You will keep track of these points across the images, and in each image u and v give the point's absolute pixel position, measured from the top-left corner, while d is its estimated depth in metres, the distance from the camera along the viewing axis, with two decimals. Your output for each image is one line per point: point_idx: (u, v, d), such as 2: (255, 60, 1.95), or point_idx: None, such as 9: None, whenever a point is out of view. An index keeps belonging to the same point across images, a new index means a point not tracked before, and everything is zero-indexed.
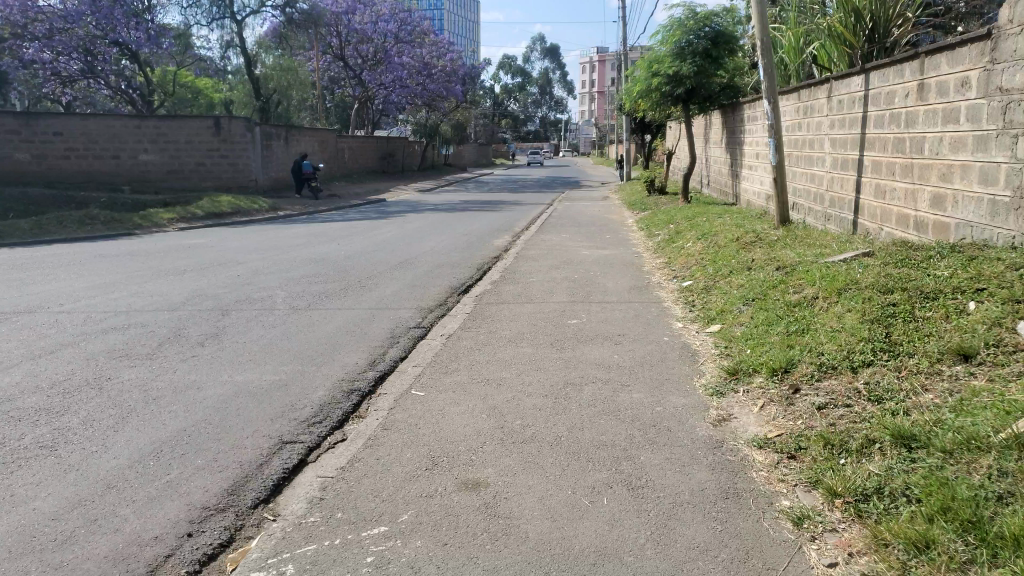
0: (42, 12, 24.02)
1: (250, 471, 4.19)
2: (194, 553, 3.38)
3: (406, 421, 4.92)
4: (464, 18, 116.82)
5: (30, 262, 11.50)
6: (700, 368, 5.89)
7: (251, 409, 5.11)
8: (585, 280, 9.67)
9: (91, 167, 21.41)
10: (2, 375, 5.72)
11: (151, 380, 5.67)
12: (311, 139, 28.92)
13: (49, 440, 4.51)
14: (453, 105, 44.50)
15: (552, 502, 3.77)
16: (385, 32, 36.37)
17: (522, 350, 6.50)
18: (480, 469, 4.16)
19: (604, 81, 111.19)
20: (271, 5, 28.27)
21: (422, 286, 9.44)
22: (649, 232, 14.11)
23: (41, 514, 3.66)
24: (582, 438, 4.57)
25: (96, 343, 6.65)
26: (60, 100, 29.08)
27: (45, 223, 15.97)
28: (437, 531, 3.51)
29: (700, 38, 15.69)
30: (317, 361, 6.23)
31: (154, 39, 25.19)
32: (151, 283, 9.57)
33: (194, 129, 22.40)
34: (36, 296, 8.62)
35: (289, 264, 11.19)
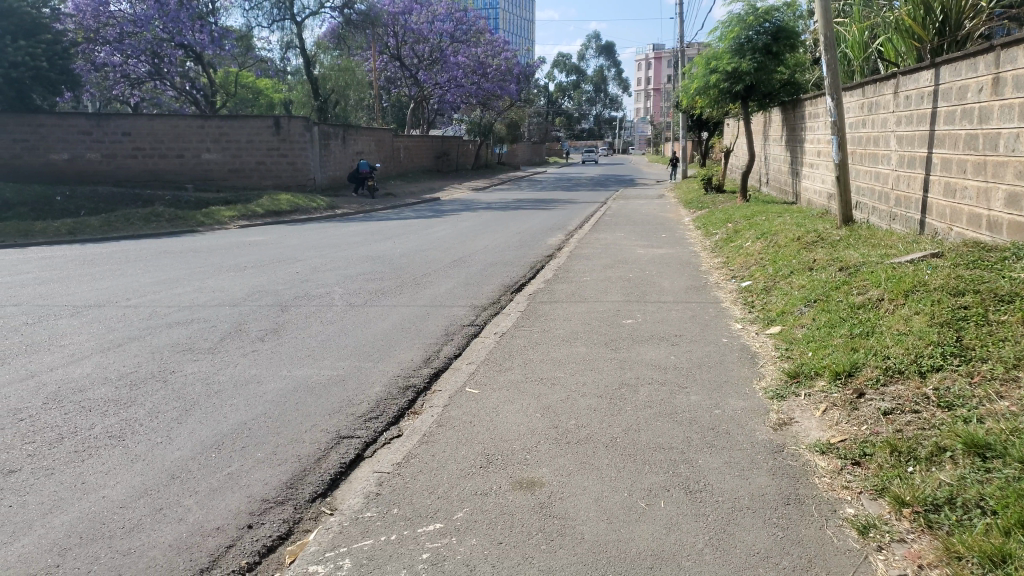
0: (113, 16, 25.09)
1: (308, 465, 4.25)
2: (254, 544, 3.45)
3: (460, 419, 4.93)
4: (520, 19, 117.15)
5: (100, 258, 11.92)
6: (760, 370, 5.77)
7: (310, 404, 5.20)
8: (641, 280, 9.56)
9: (156, 167, 22.11)
10: (74, 366, 5.94)
11: (213, 373, 5.81)
12: (368, 138, 29.31)
13: (118, 431, 4.66)
14: (508, 104, 44.61)
15: (608, 503, 3.73)
16: (441, 32, 36.65)
17: (576, 349, 6.46)
18: (535, 468, 4.14)
19: (659, 79, 109.92)
20: (330, 6, 28.72)
21: (476, 284, 9.44)
22: (707, 232, 13.84)
23: (110, 501, 3.77)
24: (638, 439, 4.51)
25: (162, 336, 6.86)
26: (129, 102, 30.10)
27: (113, 220, 16.54)
28: (493, 529, 3.50)
29: (760, 34, 15.37)
30: (374, 357, 6.30)
31: (218, 40, 25.84)
32: (213, 279, 9.82)
33: (255, 129, 22.86)
34: (107, 291, 8.93)
35: (346, 261, 11.35)
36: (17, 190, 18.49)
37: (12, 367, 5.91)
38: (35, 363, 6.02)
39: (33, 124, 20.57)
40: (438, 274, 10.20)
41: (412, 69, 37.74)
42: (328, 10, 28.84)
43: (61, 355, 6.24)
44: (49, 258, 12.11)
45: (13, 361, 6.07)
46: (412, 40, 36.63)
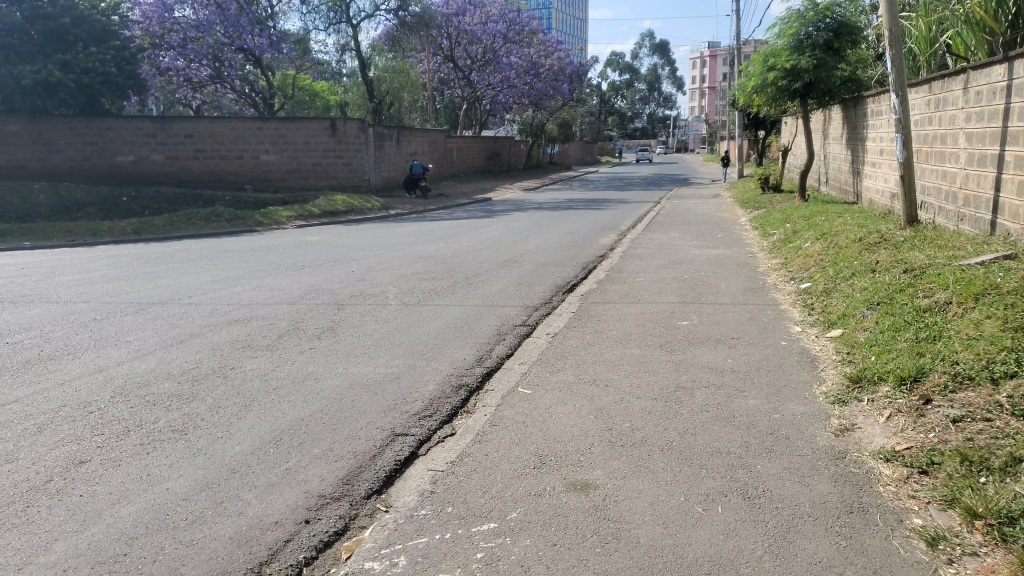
0: (178, 23, 25.80)
1: (363, 462, 4.30)
2: (311, 539, 3.50)
3: (513, 419, 4.92)
4: (573, 20, 116.84)
5: (163, 256, 12.27)
6: (820, 375, 5.63)
7: (366, 401, 5.25)
8: (696, 281, 9.43)
9: (217, 168, 22.69)
10: (139, 362, 6.12)
11: (272, 370, 5.92)
12: (422, 139, 29.59)
13: (181, 425, 4.79)
14: (560, 104, 44.45)
15: (664, 508, 3.68)
16: (495, 32, 36.77)
17: (630, 351, 6.39)
18: (589, 470, 4.11)
19: (714, 77, 108.29)
20: (385, 9, 29.06)
21: (528, 284, 9.44)
22: (764, 232, 13.58)
23: (173, 493, 3.87)
24: (694, 443, 4.43)
25: (221, 334, 7.02)
26: (192, 105, 30.97)
27: (176, 220, 17.03)
28: (547, 531, 3.48)
29: (820, 30, 15.03)
30: (427, 356, 6.34)
31: (276, 44, 26.37)
32: (272, 277, 10.03)
33: (312, 130, 23.26)
34: (169, 289, 9.19)
35: (398, 261, 11.45)
36: (86, 191, 19.17)
37: (82, 361, 6.13)
38: (102, 358, 6.22)
39: (102, 127, 21.31)
40: (490, 274, 10.22)
41: (465, 70, 37.97)
42: (383, 12, 29.19)
43: (128, 350, 6.44)
44: (115, 256, 12.54)
45: (83, 355, 6.29)
46: (466, 41, 36.83)
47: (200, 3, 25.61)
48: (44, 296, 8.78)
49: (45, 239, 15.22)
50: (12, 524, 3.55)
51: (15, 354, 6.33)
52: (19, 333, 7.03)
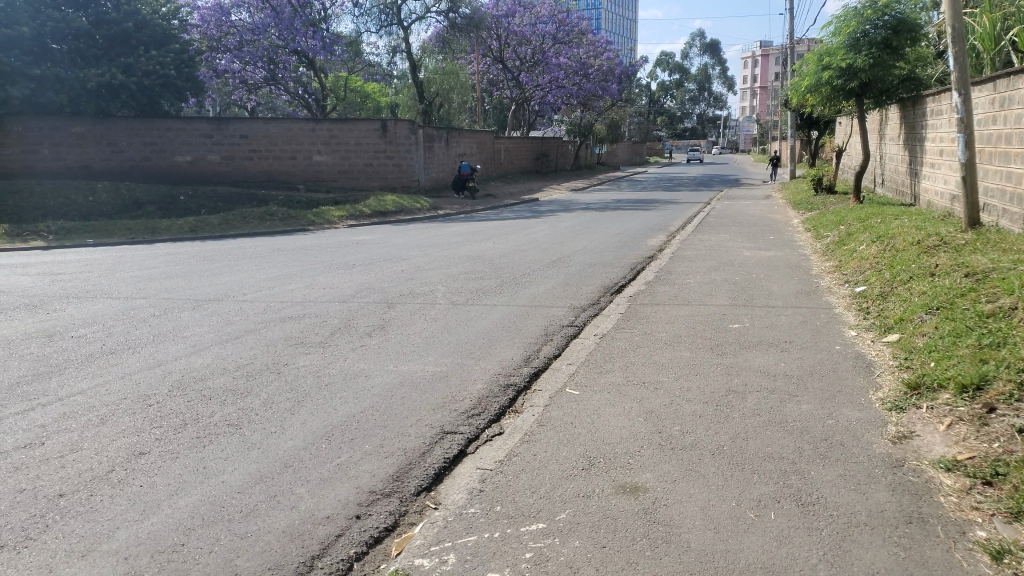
0: (235, 26, 26.66)
1: (413, 458, 4.33)
2: (362, 535, 3.54)
3: (561, 419, 4.92)
4: (622, 20, 116.24)
5: (219, 254, 12.55)
6: (877, 381, 5.49)
7: (415, 398, 5.31)
8: (748, 283, 9.28)
9: (270, 169, 23.14)
10: (196, 357, 6.27)
11: (324, 366, 6.02)
12: (470, 140, 29.74)
13: (236, 419, 4.89)
14: (609, 104, 44.16)
15: (716, 513, 3.63)
16: (544, 33, 36.79)
17: (680, 353, 6.33)
18: (638, 473, 4.08)
19: (766, 77, 106.58)
20: (435, 11, 29.31)
21: (576, 285, 9.43)
22: (818, 233, 13.32)
23: (229, 486, 3.97)
24: (746, 448, 4.37)
25: (274, 330, 7.16)
26: (246, 106, 31.60)
27: (230, 219, 17.44)
28: (595, 532, 3.47)
29: (877, 28, 14.65)
30: (475, 355, 6.36)
31: (329, 46, 26.77)
32: (322, 275, 10.18)
33: (363, 131, 23.56)
34: (225, 286, 9.40)
35: (446, 261, 11.50)
36: (146, 190, 19.71)
37: (142, 356, 6.30)
38: (161, 352, 6.40)
39: (162, 129, 21.92)
40: (537, 275, 10.23)
41: (514, 71, 38.11)
42: (434, 14, 29.42)
43: (185, 346, 6.60)
44: (173, 253, 12.88)
45: (142, 349, 6.47)
46: (514, 42, 36.95)
47: (256, 7, 26.34)
48: (107, 292, 9.07)
49: (108, 237, 15.69)
50: (77, 511, 3.67)
51: (79, 348, 6.54)
52: (82, 327, 7.26)
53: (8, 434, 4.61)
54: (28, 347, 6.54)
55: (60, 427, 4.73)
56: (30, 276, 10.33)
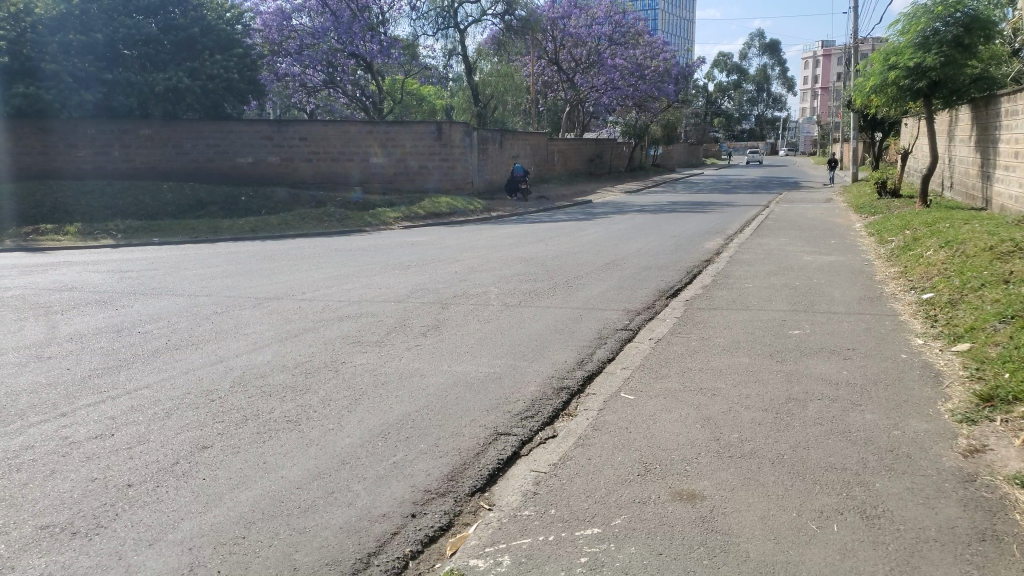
0: (296, 30, 27.21)
1: (468, 459, 4.35)
2: (417, 533, 3.56)
3: (616, 424, 4.86)
4: (680, 20, 114.90)
5: (279, 254, 12.80)
6: (946, 392, 5.29)
7: (469, 399, 5.32)
8: (809, 289, 9.07)
9: (328, 170, 23.47)
10: (256, 354, 6.39)
11: (381, 365, 6.08)
12: (524, 142, 29.77)
13: (295, 415, 4.98)
14: (665, 105, 43.70)
15: (775, 523, 3.55)
16: (600, 35, 36.64)
17: (738, 359, 6.21)
18: (695, 480, 4.01)
19: (827, 78, 104.13)
20: (492, 13, 29.44)
21: (630, 288, 9.35)
22: (882, 238, 12.94)
23: (288, 482, 4.03)
24: (808, 457, 4.26)
25: (334, 329, 7.28)
26: (306, 109, 32.02)
27: (289, 220, 17.78)
28: (652, 539, 3.43)
29: (949, 26, 14.17)
30: (529, 357, 6.36)
31: (386, 50, 27.29)
32: (378, 276, 10.29)
33: (419, 134, 23.82)
34: (284, 285, 9.57)
35: (499, 263, 11.50)
36: (209, 191, 20.20)
37: (205, 352, 6.47)
38: (224, 349, 6.55)
39: (225, 130, 22.38)
40: (591, 277, 10.17)
41: (569, 72, 38.02)
42: (490, 17, 29.55)
43: (245, 343, 6.75)
44: (235, 253, 13.20)
45: (205, 346, 6.65)
46: (570, 44, 36.85)
47: (316, 11, 26.92)
48: (172, 289, 9.35)
49: (173, 236, 16.20)
50: (144, 501, 3.79)
51: (145, 343, 6.75)
52: (149, 323, 7.48)
53: (81, 425, 4.77)
54: (99, 342, 6.77)
55: (129, 419, 4.88)
56: (100, 274, 10.70)
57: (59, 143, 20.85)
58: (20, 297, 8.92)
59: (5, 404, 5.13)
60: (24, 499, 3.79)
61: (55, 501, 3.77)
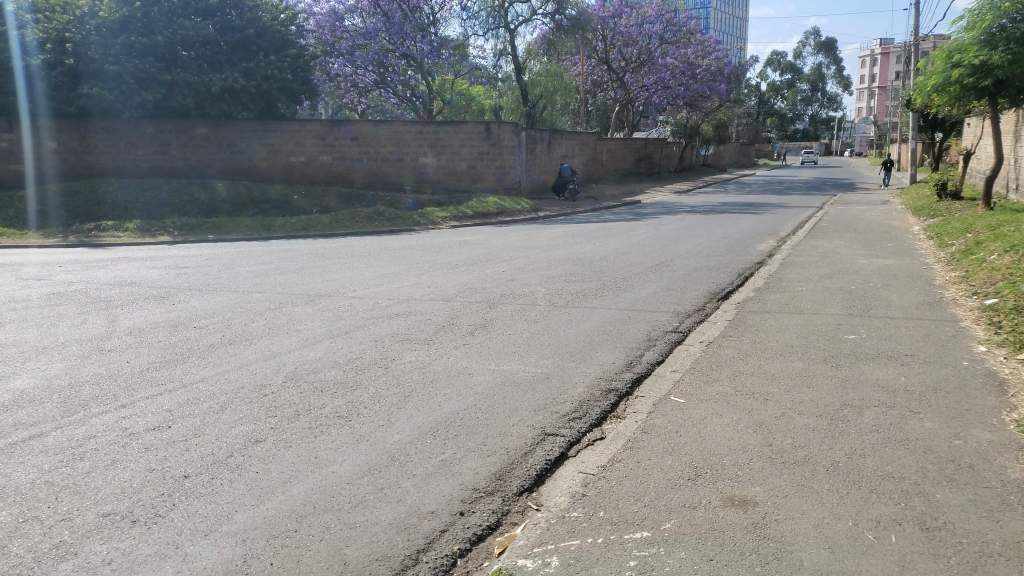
0: (348, 31, 27.68)
1: (516, 458, 4.35)
2: (466, 532, 3.57)
3: (666, 427, 4.80)
4: (732, 18, 113.26)
5: (329, 252, 12.97)
6: (1011, 401, 5.10)
7: (516, 399, 5.32)
8: (865, 293, 8.85)
9: (378, 169, 23.66)
10: (308, 350, 6.50)
11: (429, 363, 6.13)
12: (573, 142, 29.67)
13: (346, 411, 5.05)
14: (716, 105, 43.14)
15: (830, 531, 3.47)
16: (651, 34, 36.36)
17: (791, 363, 6.09)
18: (747, 486, 3.94)
19: (885, 76, 101.52)
20: (542, 13, 29.45)
21: (681, 290, 9.24)
22: (942, 242, 12.58)
23: (338, 477, 4.08)
24: (864, 465, 4.15)
25: (383, 326, 7.36)
26: (356, 110, 32.40)
27: (340, 219, 18.05)
28: (703, 544, 3.38)
29: (1016, 23, 13.73)
30: (576, 358, 6.34)
31: (436, 50, 27.51)
32: (426, 275, 10.36)
33: (468, 134, 23.95)
34: (334, 283, 9.71)
35: (547, 263, 11.47)
36: (262, 189, 20.57)
37: (258, 347, 6.60)
38: (277, 345, 6.68)
39: (278, 130, 22.70)
40: (640, 278, 10.10)
41: (619, 72, 37.79)
42: (540, 16, 29.56)
43: (298, 339, 6.86)
44: (287, 250, 13.42)
45: (259, 342, 6.77)
46: (620, 43, 36.65)
47: (368, 12, 27.30)
48: (227, 286, 9.57)
49: (226, 233, 16.58)
50: (200, 493, 3.88)
51: (201, 338, 6.91)
52: (206, 318, 7.67)
53: (140, 417, 4.91)
54: (156, 336, 6.96)
55: (185, 412, 5.00)
56: (158, 270, 11.01)
57: (120, 142, 21.51)
58: (82, 291, 9.22)
59: (69, 394, 5.32)
60: (87, 487, 3.92)
61: (116, 489, 3.88)
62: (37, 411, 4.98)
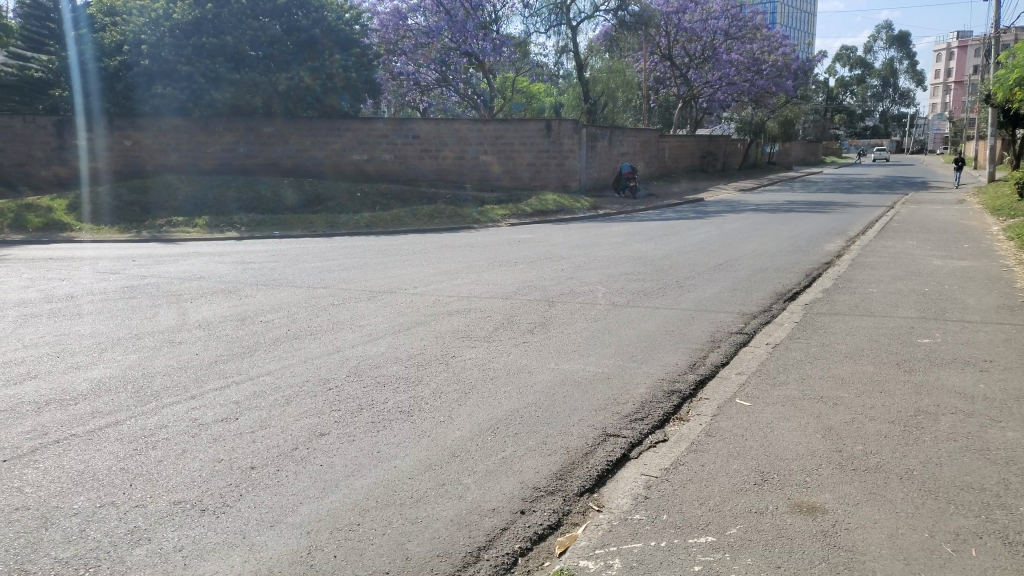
0: (411, 30, 27.97)
1: (577, 458, 4.32)
2: (527, 531, 3.55)
3: (730, 431, 4.70)
4: (798, 13, 110.53)
5: (391, 250, 13.09)
6: None
7: (577, 399, 5.27)
8: (940, 295, 8.53)
9: (439, 167, 23.81)
10: (371, 345, 6.59)
11: (490, 361, 6.12)
12: (634, 139, 29.37)
13: (408, 407, 5.08)
14: (782, 101, 42.16)
15: (906, 542, 3.34)
16: (716, 30, 35.85)
17: (861, 367, 5.90)
18: (816, 493, 3.82)
19: (962, 70, 97.52)
20: (604, 10, 29.26)
21: (745, 290, 9.07)
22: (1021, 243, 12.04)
23: (401, 471, 4.11)
24: (941, 474, 3.99)
25: (444, 323, 7.40)
26: (418, 108, 32.67)
27: (402, 217, 18.28)
28: (770, 551, 3.29)
29: None
30: (638, 358, 6.25)
31: (499, 47, 27.59)
32: (488, 272, 10.41)
33: (529, 132, 23.98)
34: (398, 279, 9.85)
35: (608, 262, 11.36)
36: (326, 185, 20.94)
37: (323, 341, 6.72)
38: (340, 339, 6.79)
39: (342, 129, 22.96)
40: (703, 277, 9.95)
41: (682, 68, 37.30)
42: (603, 13, 29.36)
43: (362, 334, 6.97)
44: (350, 247, 13.60)
45: (323, 336, 6.89)
46: (684, 39, 36.22)
47: (432, 11, 27.55)
48: (291, 281, 9.76)
49: (291, 229, 16.92)
50: (266, 484, 3.95)
51: (267, 332, 7.05)
52: (271, 313, 7.84)
53: (210, 408, 5.04)
54: (225, 329, 7.16)
55: (252, 404, 5.12)
56: (226, 264, 11.30)
57: (191, 141, 22.13)
58: (155, 285, 9.54)
59: (143, 385, 5.48)
60: (159, 475, 4.03)
61: (186, 479, 3.99)
62: (113, 401, 5.16)
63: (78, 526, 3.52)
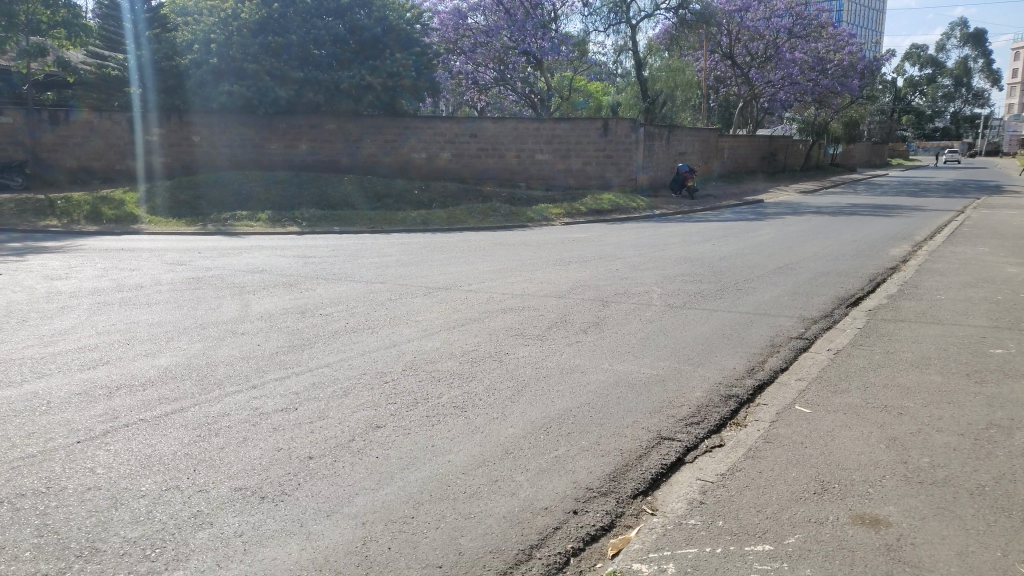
0: (470, 29, 28.09)
1: (631, 460, 4.27)
2: (580, 531, 3.54)
3: (790, 438, 4.59)
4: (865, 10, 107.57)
5: (447, 247, 13.19)
6: None
7: (631, 400, 5.23)
8: (1014, 304, 8.19)
9: (496, 166, 23.87)
10: (426, 340, 6.65)
11: (542, 359, 6.11)
12: (693, 139, 28.97)
13: (461, 402, 5.11)
14: (848, 101, 41.03)
15: (975, 560, 3.22)
16: (779, 28, 35.16)
17: (928, 377, 5.69)
18: (880, 505, 3.70)
19: None
20: (665, 8, 28.96)
21: (806, 294, 8.86)
22: None
23: (455, 466, 4.13)
24: (1014, 491, 3.83)
25: (498, 320, 7.43)
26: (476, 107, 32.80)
27: (457, 215, 18.40)
28: (830, 563, 3.20)
29: None
30: (693, 361, 6.16)
31: (557, 46, 27.56)
32: (542, 270, 10.41)
33: (586, 131, 23.89)
34: (453, 276, 9.90)
35: (663, 263, 11.24)
36: (385, 183, 21.20)
37: (380, 335, 6.82)
38: (396, 334, 6.86)
39: (402, 127, 23.21)
40: (763, 280, 9.76)
41: (744, 67, 36.65)
42: (663, 11, 29.04)
43: (417, 329, 7.02)
44: (407, 244, 13.72)
45: (380, 330, 6.98)
46: (746, 38, 35.59)
47: (491, 10, 27.66)
48: (350, 275, 9.91)
49: (349, 225, 17.18)
50: (323, 474, 4.02)
51: (325, 325, 7.17)
52: (330, 306, 7.99)
53: (270, 398, 5.16)
54: (286, 320, 7.32)
55: (310, 395, 5.20)
56: (287, 258, 11.52)
57: (255, 137, 22.65)
58: (219, 276, 9.80)
59: (206, 373, 5.64)
60: (221, 462, 4.14)
61: (247, 466, 4.09)
62: (177, 388, 5.32)
63: (145, 507, 3.64)
